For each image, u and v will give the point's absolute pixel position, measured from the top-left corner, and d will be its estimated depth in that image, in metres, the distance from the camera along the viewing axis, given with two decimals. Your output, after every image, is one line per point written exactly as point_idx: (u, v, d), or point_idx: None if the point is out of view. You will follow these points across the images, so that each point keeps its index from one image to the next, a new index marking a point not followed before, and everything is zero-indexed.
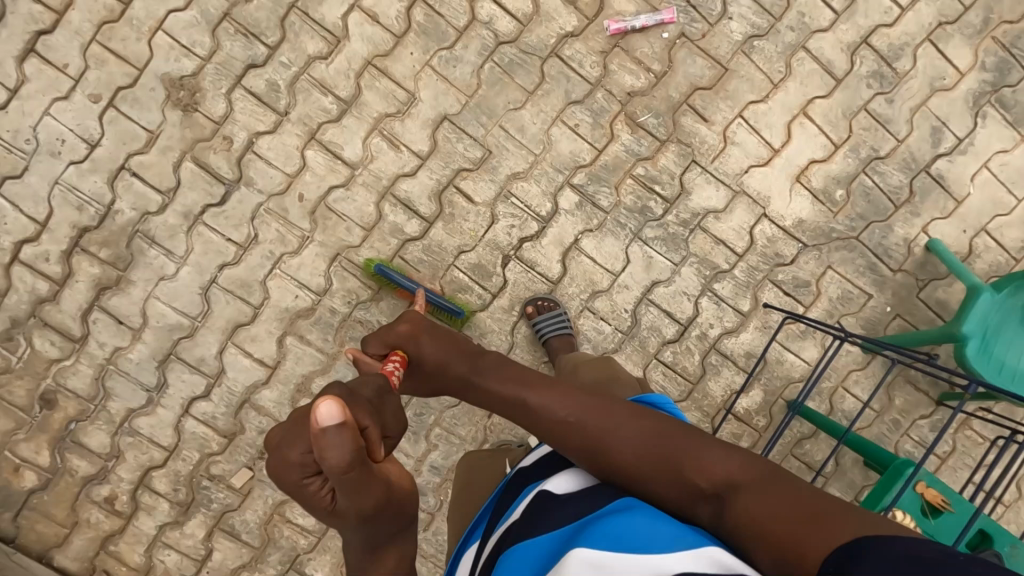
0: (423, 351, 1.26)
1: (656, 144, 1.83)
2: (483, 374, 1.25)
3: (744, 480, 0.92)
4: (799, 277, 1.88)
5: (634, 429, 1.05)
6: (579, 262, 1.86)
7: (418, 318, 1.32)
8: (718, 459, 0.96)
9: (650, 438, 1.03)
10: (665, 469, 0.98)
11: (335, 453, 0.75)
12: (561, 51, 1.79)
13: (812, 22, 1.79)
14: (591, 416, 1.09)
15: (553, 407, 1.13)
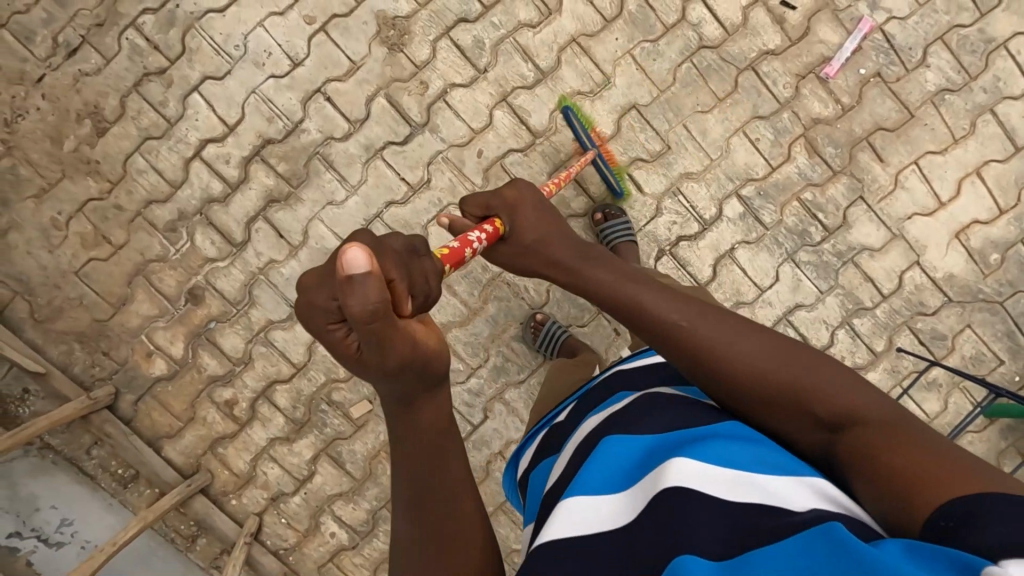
0: (521, 223, 1.21)
1: (829, 173, 1.87)
2: (596, 261, 1.15)
3: (862, 417, 0.80)
4: (937, 329, 1.91)
5: (752, 346, 0.92)
6: (730, 270, 1.90)
7: (530, 187, 1.26)
8: (838, 391, 0.83)
9: (792, 371, 0.87)
10: (784, 397, 0.86)
11: (356, 298, 0.71)
12: (758, 66, 1.85)
13: (1005, 88, 1.84)
14: (709, 323, 0.96)
15: (664, 313, 0.98)
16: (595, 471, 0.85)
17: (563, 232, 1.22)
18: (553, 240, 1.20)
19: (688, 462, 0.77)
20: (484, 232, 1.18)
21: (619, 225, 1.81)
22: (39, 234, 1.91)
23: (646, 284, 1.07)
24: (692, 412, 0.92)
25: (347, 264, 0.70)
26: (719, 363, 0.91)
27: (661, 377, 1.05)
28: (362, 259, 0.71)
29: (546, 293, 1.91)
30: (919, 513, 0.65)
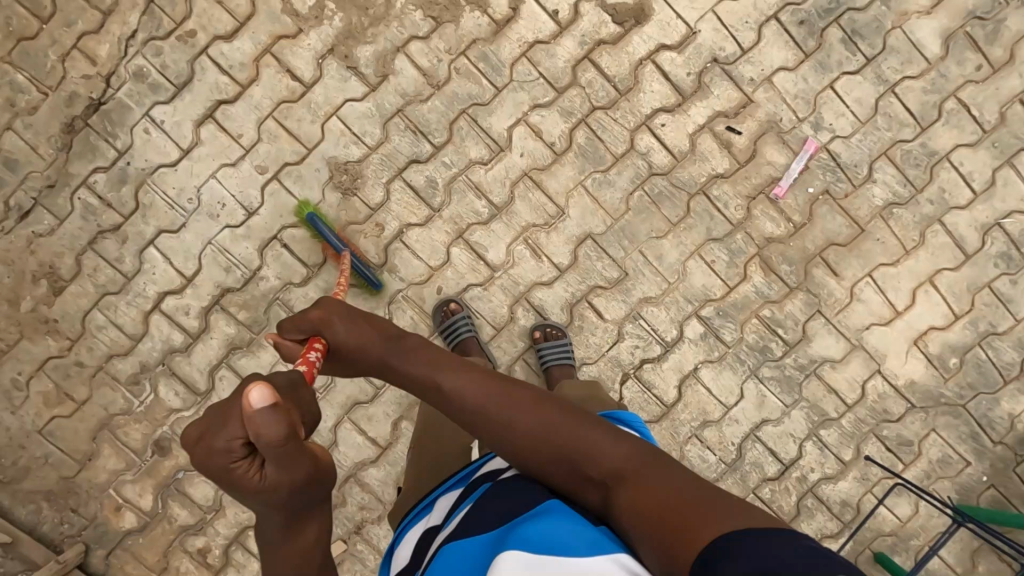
0: (335, 339, 1.09)
1: (785, 290, 1.90)
2: (403, 353, 1.09)
3: (628, 470, 0.90)
4: (903, 434, 1.94)
5: (539, 419, 0.99)
6: (694, 390, 1.92)
7: (339, 303, 1.13)
8: (607, 447, 0.94)
9: (559, 449, 0.95)
10: (570, 468, 0.94)
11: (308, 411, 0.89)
12: (709, 190, 1.87)
13: (951, 198, 1.87)
14: (506, 411, 1.00)
15: (464, 394, 1.03)
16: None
17: (382, 330, 1.12)
18: (370, 342, 1.09)
19: (511, 556, 0.79)
20: (316, 349, 1.06)
21: (558, 347, 1.84)
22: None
23: (442, 363, 1.08)
24: (533, 496, 0.94)
25: (249, 400, 0.73)
26: (515, 447, 0.99)
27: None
28: (266, 396, 0.74)
29: None
30: (686, 562, 0.73)
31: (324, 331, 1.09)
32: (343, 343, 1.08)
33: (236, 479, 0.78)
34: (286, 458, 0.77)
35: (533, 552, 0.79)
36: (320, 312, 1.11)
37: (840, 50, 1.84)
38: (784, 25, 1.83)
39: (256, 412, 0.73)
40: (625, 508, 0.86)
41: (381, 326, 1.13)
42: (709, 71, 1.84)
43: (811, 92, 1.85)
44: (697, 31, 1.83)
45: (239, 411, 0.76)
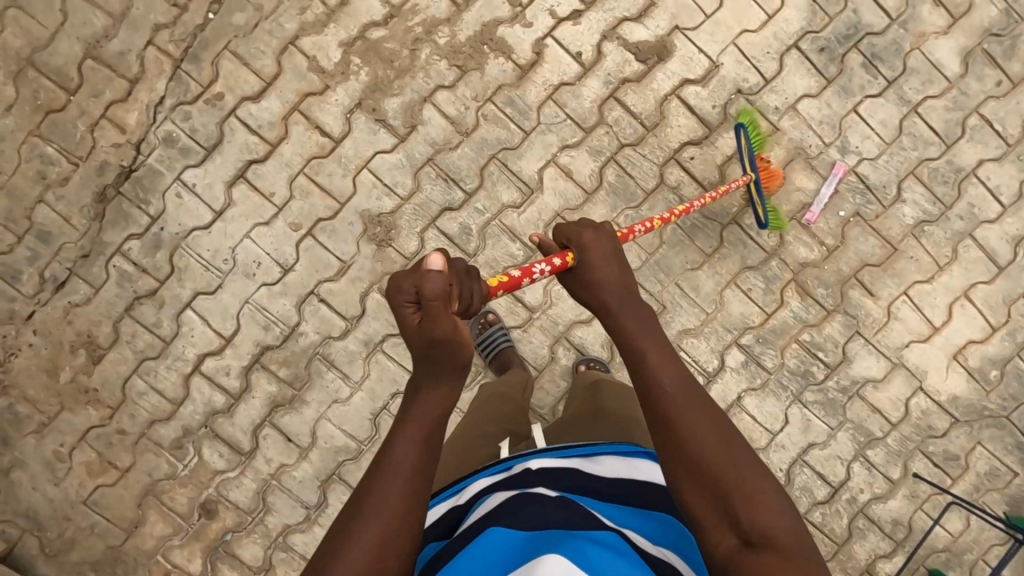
0: (591, 263, 1.02)
1: (823, 313, 1.91)
2: (626, 313, 0.97)
3: (779, 547, 0.76)
4: (950, 449, 1.94)
5: (713, 438, 0.84)
6: (739, 418, 1.92)
7: (612, 237, 1.06)
8: (767, 508, 0.79)
9: (710, 483, 0.80)
10: (717, 502, 0.79)
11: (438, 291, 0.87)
12: (741, 219, 1.89)
13: (981, 212, 1.89)
14: (694, 417, 0.85)
15: (664, 373, 0.89)
16: (465, 564, 0.79)
17: (626, 281, 1.00)
18: (606, 285, 0.99)
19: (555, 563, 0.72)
20: (554, 263, 1.03)
21: (604, 374, 1.81)
22: (42, 468, 1.88)
23: (654, 337, 0.94)
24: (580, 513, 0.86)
25: (426, 262, 0.89)
26: (677, 456, 0.83)
27: (573, 478, 0.96)
28: (439, 259, 0.90)
29: None
30: None
31: (580, 250, 1.03)
32: (583, 271, 1.02)
33: (400, 314, 0.90)
34: (432, 312, 0.87)
35: (581, 569, 0.72)
36: (593, 232, 1.04)
37: (861, 74, 1.86)
38: (805, 54, 1.85)
39: (427, 270, 0.89)
40: (743, 575, 0.75)
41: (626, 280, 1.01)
42: (734, 103, 1.86)
43: (836, 117, 1.87)
44: (719, 64, 1.85)
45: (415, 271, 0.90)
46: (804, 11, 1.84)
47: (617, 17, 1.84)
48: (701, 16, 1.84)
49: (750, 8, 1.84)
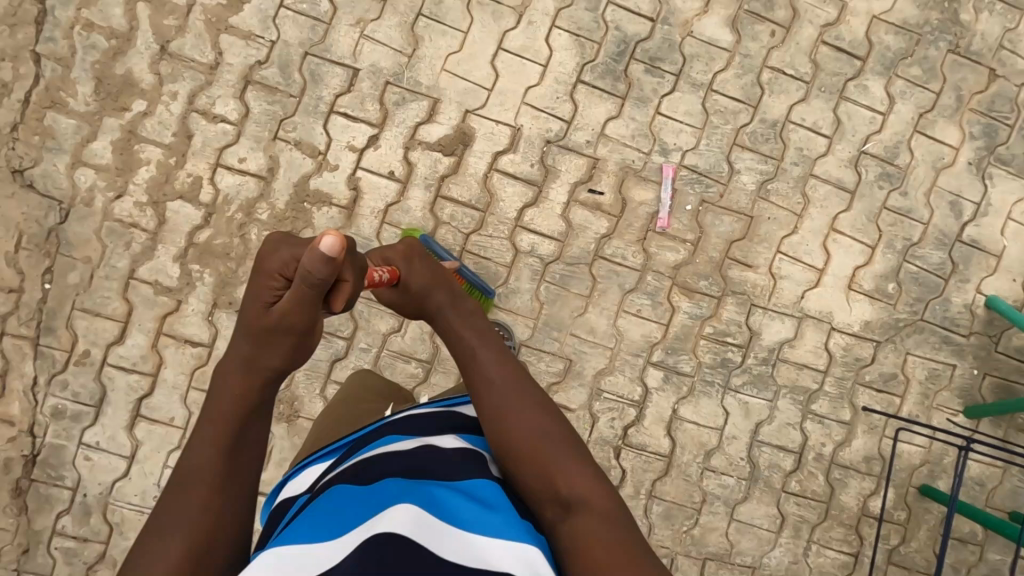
0: (412, 278, 1.20)
1: (714, 302, 1.96)
2: (457, 316, 1.20)
3: (586, 499, 0.98)
4: (885, 371, 1.98)
5: (532, 412, 1.06)
6: (683, 429, 1.95)
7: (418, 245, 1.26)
8: (576, 468, 1.01)
9: (534, 457, 1.01)
10: (539, 470, 1.00)
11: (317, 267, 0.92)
12: (604, 252, 1.94)
13: (811, 152, 1.96)
14: (511, 395, 1.08)
15: (488, 366, 1.12)
16: (310, 519, 0.84)
17: (448, 286, 1.22)
18: (435, 293, 1.20)
19: (408, 513, 0.80)
20: (385, 272, 1.16)
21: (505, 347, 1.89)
22: None
23: (485, 336, 1.17)
24: (432, 460, 0.94)
25: (320, 243, 0.90)
26: (508, 430, 1.03)
27: (436, 428, 1.04)
28: (337, 245, 0.90)
29: None
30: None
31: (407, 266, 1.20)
32: (411, 279, 1.20)
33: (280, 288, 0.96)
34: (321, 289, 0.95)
35: (436, 518, 0.82)
36: (407, 245, 1.24)
37: (648, 79, 1.93)
38: (591, 84, 1.93)
39: (318, 252, 0.91)
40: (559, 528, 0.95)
41: (452, 289, 1.23)
42: (549, 154, 1.93)
43: (644, 126, 1.94)
44: (519, 126, 1.92)
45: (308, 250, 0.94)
46: (573, 47, 1.92)
47: (411, 126, 1.91)
48: (484, 92, 1.92)
49: (525, 67, 1.92)
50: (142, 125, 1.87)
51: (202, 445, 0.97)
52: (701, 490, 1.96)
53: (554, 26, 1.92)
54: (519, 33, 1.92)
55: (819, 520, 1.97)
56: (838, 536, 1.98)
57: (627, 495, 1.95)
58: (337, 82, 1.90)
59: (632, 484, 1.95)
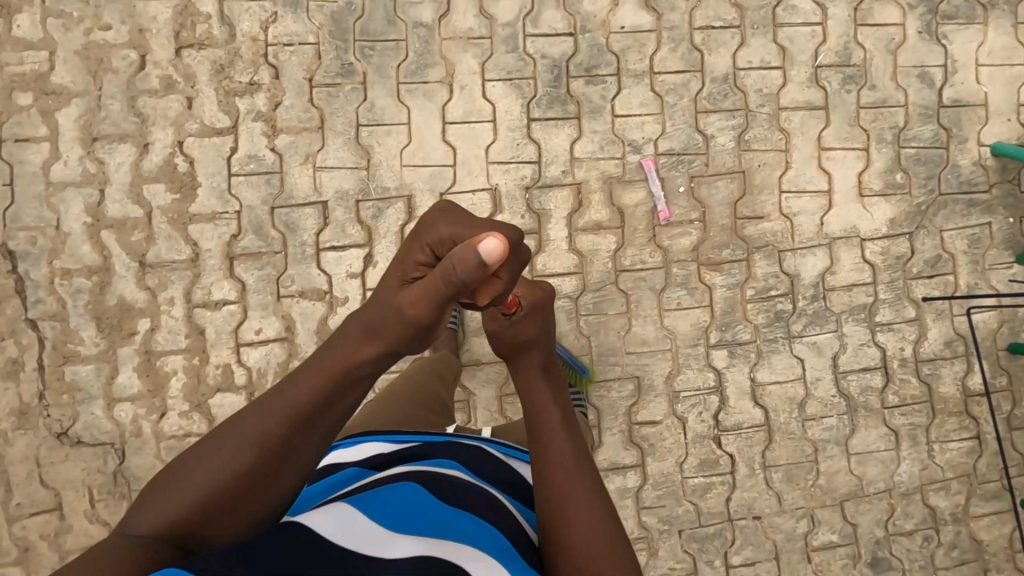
0: (523, 328, 0.96)
1: (745, 265, 1.96)
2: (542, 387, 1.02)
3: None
4: (928, 256, 1.98)
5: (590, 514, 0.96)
6: (769, 393, 1.96)
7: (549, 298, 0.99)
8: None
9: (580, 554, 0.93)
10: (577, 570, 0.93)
11: (463, 270, 0.74)
12: (623, 265, 1.95)
13: (771, 88, 1.96)
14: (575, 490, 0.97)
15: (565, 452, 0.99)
16: (366, 506, 0.86)
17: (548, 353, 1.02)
18: (535, 351, 0.99)
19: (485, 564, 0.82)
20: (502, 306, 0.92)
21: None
22: None
23: (564, 419, 1.02)
24: (503, 517, 0.96)
25: (479, 242, 0.72)
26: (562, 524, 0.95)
27: (501, 481, 1.07)
28: (496, 254, 0.72)
29: (686, 554, 1.95)
30: None
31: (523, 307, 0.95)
32: (519, 329, 0.96)
33: (413, 259, 0.81)
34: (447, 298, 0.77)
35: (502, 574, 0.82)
36: (542, 293, 0.98)
37: (593, 90, 1.94)
38: (543, 118, 1.93)
39: (474, 253, 0.72)
40: None
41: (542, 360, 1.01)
42: (533, 198, 1.93)
43: (608, 134, 1.94)
44: (495, 186, 1.93)
45: (468, 242, 0.75)
46: (512, 92, 1.93)
47: (397, 231, 1.92)
48: (450, 169, 1.92)
49: (476, 129, 1.93)
50: (154, 340, 1.88)
51: (319, 366, 0.84)
52: (810, 441, 1.96)
53: (485, 81, 1.93)
54: (456, 102, 1.92)
55: (930, 419, 1.97)
56: (954, 426, 1.98)
57: (744, 475, 1.95)
58: (313, 221, 1.91)
59: (744, 464, 1.95)
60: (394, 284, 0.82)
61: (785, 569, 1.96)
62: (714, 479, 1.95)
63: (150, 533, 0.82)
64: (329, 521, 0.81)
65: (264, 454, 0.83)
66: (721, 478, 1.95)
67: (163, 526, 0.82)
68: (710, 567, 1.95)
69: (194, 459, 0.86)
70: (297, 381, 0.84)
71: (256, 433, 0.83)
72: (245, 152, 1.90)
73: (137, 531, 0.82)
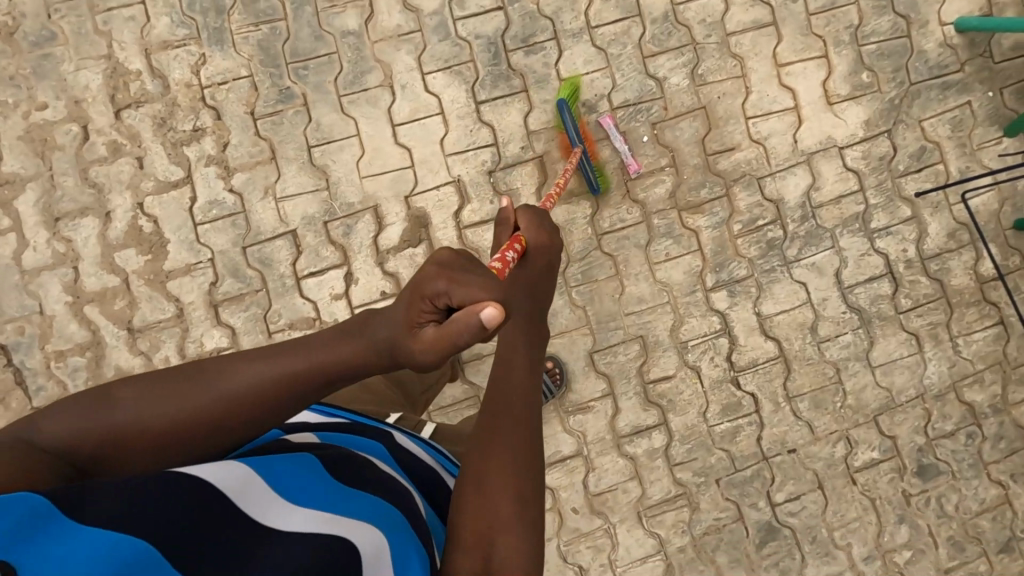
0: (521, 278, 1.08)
1: (726, 200, 1.90)
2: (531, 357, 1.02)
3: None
4: (912, 150, 1.91)
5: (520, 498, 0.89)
6: (778, 323, 1.91)
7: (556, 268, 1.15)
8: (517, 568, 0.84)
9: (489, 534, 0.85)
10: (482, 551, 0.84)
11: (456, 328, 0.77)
12: (602, 227, 1.91)
13: (714, 16, 1.90)
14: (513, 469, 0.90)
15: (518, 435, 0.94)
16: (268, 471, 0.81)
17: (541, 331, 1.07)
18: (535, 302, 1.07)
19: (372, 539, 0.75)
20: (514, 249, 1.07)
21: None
22: None
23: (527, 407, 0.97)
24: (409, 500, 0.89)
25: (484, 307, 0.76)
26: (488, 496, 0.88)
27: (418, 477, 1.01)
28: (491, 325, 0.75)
29: (728, 501, 1.92)
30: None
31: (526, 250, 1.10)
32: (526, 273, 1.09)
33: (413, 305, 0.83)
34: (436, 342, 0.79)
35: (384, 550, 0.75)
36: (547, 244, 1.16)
37: (535, 59, 1.89)
38: (490, 98, 1.89)
39: (476, 318, 0.76)
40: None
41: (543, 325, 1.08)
42: (498, 182, 1.90)
43: (560, 100, 1.89)
44: (457, 177, 1.89)
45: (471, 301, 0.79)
46: (453, 80, 1.89)
47: (371, 243, 1.89)
48: (409, 171, 1.89)
49: (427, 125, 1.89)
50: None
51: (312, 354, 0.88)
52: (830, 362, 1.90)
53: (425, 75, 1.89)
54: (401, 102, 1.89)
55: (949, 315, 1.91)
56: (975, 317, 1.91)
57: (770, 411, 1.91)
58: (286, 252, 1.89)
59: (768, 399, 1.91)
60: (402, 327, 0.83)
61: (832, 496, 1.91)
62: (740, 421, 1.91)
63: (64, 444, 0.84)
64: (236, 481, 0.75)
65: (213, 406, 0.86)
66: (747, 419, 1.91)
67: (92, 433, 0.85)
68: (756, 510, 1.91)
69: (148, 390, 0.88)
70: (283, 354, 0.89)
71: (216, 393, 0.87)
72: (205, 199, 1.88)
73: (53, 440, 0.84)
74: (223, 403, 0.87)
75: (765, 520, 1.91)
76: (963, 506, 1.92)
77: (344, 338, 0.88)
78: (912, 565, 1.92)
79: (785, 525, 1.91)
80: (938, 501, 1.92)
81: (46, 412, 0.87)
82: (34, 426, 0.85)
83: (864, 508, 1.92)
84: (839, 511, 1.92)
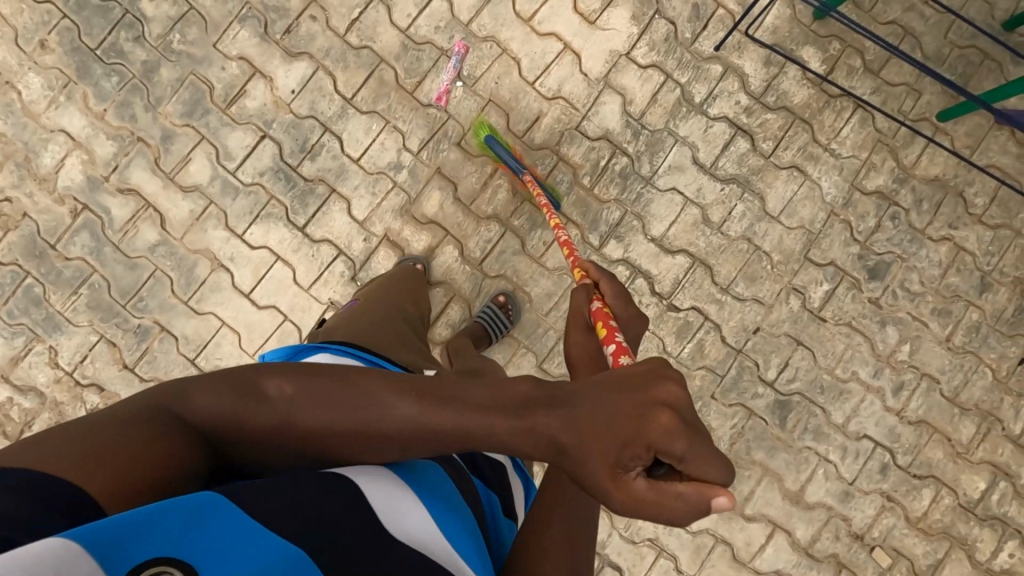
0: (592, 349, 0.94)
1: (563, 164, 1.89)
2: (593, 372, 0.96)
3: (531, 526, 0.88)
4: (688, 14, 1.88)
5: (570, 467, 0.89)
6: (675, 236, 1.91)
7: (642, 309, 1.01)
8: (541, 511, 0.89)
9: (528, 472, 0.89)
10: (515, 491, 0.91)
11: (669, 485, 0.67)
12: (477, 257, 1.91)
13: (445, 18, 1.87)
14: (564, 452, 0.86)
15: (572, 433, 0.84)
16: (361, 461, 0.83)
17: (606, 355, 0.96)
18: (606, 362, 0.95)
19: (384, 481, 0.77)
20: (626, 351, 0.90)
21: None
22: None
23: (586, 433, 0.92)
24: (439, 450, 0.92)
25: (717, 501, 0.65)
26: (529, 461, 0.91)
27: None
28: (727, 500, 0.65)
29: (733, 406, 1.96)
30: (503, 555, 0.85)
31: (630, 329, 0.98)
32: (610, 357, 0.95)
33: (613, 421, 0.70)
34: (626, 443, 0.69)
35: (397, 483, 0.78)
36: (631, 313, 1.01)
37: (322, 158, 1.87)
38: (309, 218, 1.88)
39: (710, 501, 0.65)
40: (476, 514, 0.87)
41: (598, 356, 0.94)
42: (366, 280, 1.89)
43: (368, 178, 1.88)
44: (329, 300, 1.89)
45: (693, 474, 0.66)
46: (268, 224, 1.88)
47: None
48: (287, 322, 1.89)
49: (273, 275, 1.89)
50: None
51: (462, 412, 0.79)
52: (739, 238, 1.92)
53: (242, 235, 1.88)
54: (239, 272, 1.88)
55: (810, 129, 1.91)
56: (833, 116, 1.91)
57: (717, 311, 1.93)
58: None
59: (709, 303, 1.93)
60: (583, 426, 0.72)
61: (814, 344, 1.95)
62: (699, 336, 1.93)
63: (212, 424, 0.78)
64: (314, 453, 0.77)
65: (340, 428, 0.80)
66: (703, 329, 1.93)
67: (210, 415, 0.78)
68: (760, 396, 1.95)
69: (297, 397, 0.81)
70: (438, 409, 0.80)
71: (373, 422, 0.80)
72: None
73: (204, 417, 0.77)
74: (363, 432, 0.80)
75: (773, 400, 1.95)
76: (926, 278, 1.95)
77: (501, 400, 0.78)
78: (918, 352, 1.96)
79: (791, 393, 1.95)
80: (904, 288, 1.95)
81: (198, 382, 0.80)
82: (183, 402, 0.77)
83: (847, 334, 1.95)
84: (828, 351, 1.95)
